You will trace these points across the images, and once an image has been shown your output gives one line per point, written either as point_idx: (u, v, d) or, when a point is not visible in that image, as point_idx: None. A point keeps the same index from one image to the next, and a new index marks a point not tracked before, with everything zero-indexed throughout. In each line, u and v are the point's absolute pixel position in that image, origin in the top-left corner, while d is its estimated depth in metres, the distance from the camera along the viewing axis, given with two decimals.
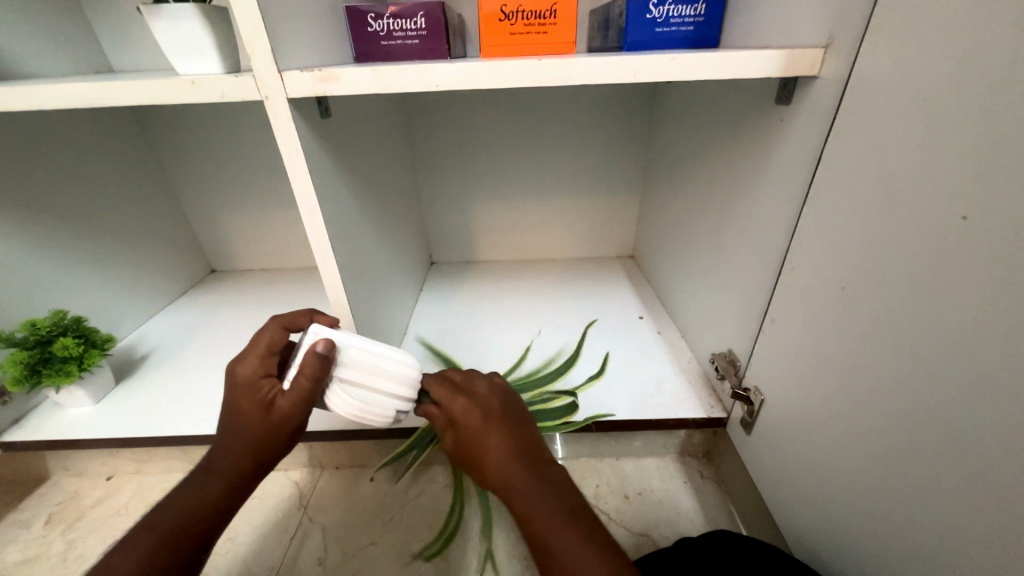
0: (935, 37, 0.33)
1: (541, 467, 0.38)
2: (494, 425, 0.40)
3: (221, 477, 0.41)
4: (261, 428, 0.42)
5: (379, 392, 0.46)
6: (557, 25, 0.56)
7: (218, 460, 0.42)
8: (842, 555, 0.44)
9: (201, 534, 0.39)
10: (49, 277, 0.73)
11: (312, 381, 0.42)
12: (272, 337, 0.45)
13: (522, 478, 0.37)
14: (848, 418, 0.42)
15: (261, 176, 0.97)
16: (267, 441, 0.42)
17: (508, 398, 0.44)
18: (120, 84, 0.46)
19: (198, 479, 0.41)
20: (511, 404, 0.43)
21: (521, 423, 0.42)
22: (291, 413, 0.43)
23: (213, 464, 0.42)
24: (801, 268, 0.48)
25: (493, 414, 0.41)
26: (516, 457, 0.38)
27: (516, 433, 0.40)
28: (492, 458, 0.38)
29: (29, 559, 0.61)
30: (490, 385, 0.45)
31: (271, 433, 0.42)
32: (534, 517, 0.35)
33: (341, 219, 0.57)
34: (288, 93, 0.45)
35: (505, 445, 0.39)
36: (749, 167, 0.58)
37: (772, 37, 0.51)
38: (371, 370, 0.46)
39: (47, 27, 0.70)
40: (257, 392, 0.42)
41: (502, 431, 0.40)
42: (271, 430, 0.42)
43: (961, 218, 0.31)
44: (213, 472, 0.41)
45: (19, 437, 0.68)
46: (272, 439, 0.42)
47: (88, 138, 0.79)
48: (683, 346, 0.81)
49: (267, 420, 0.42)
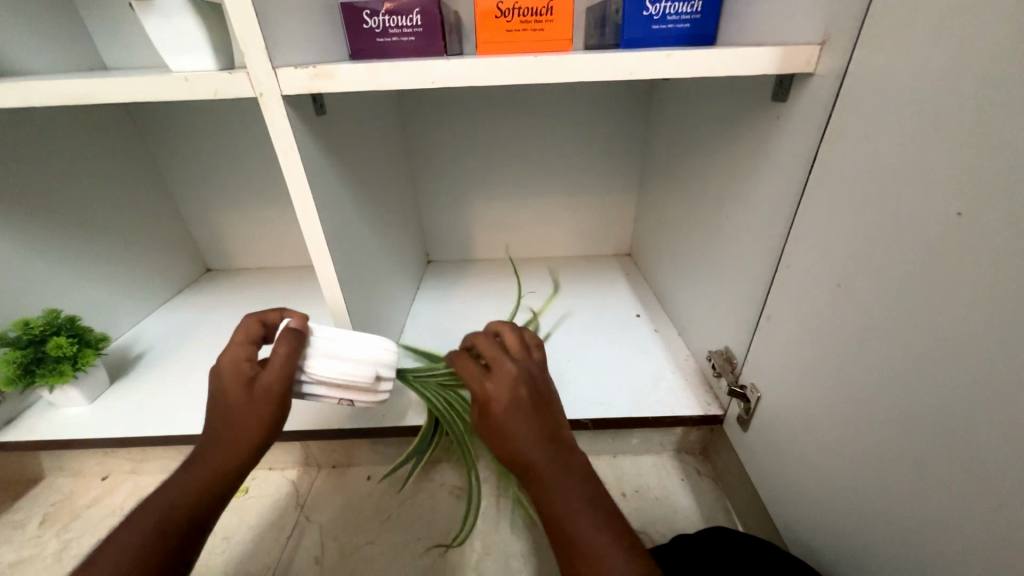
0: (930, 33, 0.33)
1: (570, 457, 0.38)
2: (522, 409, 0.39)
3: (209, 471, 0.41)
4: (248, 414, 0.42)
5: (355, 355, 0.51)
6: (553, 22, 0.56)
7: (206, 451, 0.42)
8: (838, 552, 0.44)
9: (191, 530, 0.38)
10: (42, 277, 0.73)
11: (291, 349, 0.45)
12: (249, 329, 0.47)
13: (549, 466, 0.36)
14: (844, 415, 0.42)
15: (256, 174, 0.97)
16: (256, 426, 0.42)
17: (539, 383, 0.42)
18: (113, 80, 0.45)
19: (185, 475, 0.40)
20: (541, 390, 0.42)
21: (547, 408, 0.40)
22: (279, 391, 0.44)
23: (201, 457, 0.41)
24: (798, 265, 0.48)
25: (524, 399, 0.39)
26: (544, 446, 0.37)
27: (543, 419, 0.39)
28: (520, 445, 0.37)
29: (24, 560, 0.60)
30: (522, 366, 0.43)
31: (261, 416, 0.42)
32: (560, 505, 0.35)
33: (337, 216, 0.57)
34: (282, 91, 0.45)
35: (535, 432, 0.38)
36: (745, 164, 0.59)
37: (768, 34, 0.51)
38: (346, 339, 0.51)
39: (39, 24, 0.69)
40: (238, 371, 0.43)
41: (530, 416, 0.39)
42: (260, 411, 0.42)
43: (956, 214, 0.31)
44: (201, 466, 0.41)
45: (13, 437, 0.67)
46: (261, 422, 0.42)
47: (82, 136, 0.78)
48: (680, 343, 0.81)
49: (255, 402, 0.42)
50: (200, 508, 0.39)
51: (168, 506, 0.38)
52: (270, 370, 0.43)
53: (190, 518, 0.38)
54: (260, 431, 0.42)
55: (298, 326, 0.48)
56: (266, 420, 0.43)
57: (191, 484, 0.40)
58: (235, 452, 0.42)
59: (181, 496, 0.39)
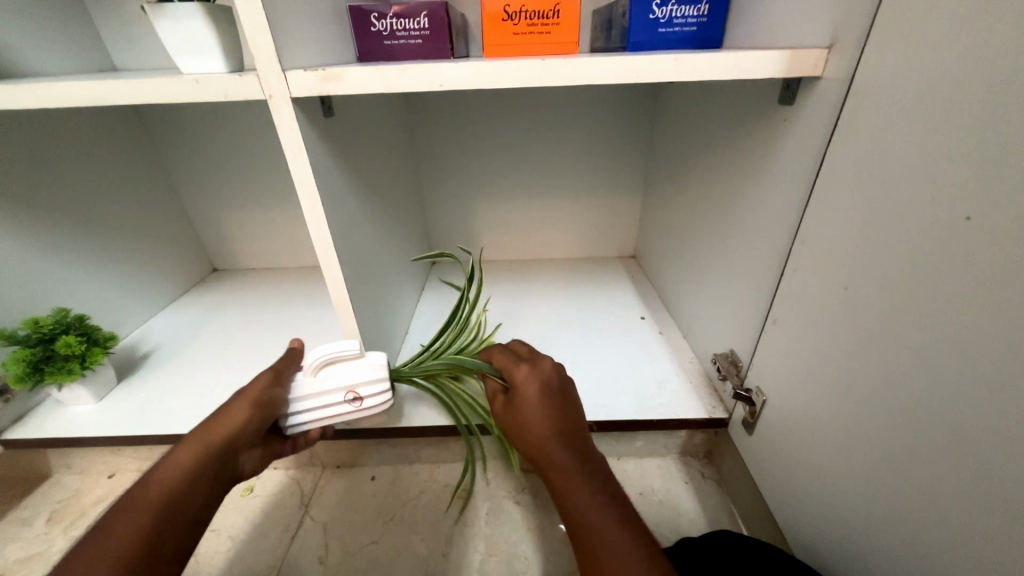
0: (938, 37, 0.33)
1: (583, 448, 0.42)
2: (536, 403, 0.44)
3: (192, 459, 0.43)
4: (238, 406, 0.48)
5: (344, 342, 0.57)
6: (559, 25, 0.56)
7: (189, 441, 0.45)
8: (843, 557, 0.44)
9: (177, 520, 0.40)
10: (51, 276, 0.74)
11: (285, 360, 0.55)
12: None
13: (562, 453, 0.40)
14: (850, 418, 0.42)
15: (263, 176, 0.98)
16: (245, 418, 0.48)
17: (565, 380, 0.48)
18: (124, 82, 0.46)
19: (169, 463, 0.42)
20: (565, 385, 0.48)
21: (568, 400, 0.46)
22: (267, 388, 0.51)
23: (184, 446, 0.44)
24: (804, 268, 0.48)
25: (549, 389, 0.46)
26: (559, 430, 0.43)
27: (566, 414, 0.44)
28: (538, 427, 0.43)
29: (30, 556, 0.61)
30: (553, 365, 0.49)
31: (248, 409, 0.48)
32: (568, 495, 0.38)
33: (344, 218, 0.57)
34: (291, 93, 0.45)
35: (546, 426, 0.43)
36: (752, 167, 0.59)
37: (775, 38, 0.51)
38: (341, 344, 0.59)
39: (52, 27, 0.70)
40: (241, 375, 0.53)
41: (550, 406, 0.44)
42: (249, 405, 0.49)
43: (964, 218, 0.31)
44: (185, 454, 0.43)
45: (21, 434, 0.68)
46: (249, 414, 0.48)
47: (92, 136, 0.79)
48: (684, 346, 0.81)
49: (245, 397, 0.49)
50: (186, 496, 0.41)
51: (152, 485, 0.40)
52: (264, 375, 0.52)
53: (175, 506, 0.40)
54: (247, 423, 0.48)
55: (299, 342, 0.58)
56: (255, 413, 0.49)
57: (175, 468, 0.42)
58: (218, 441, 0.45)
59: (166, 483, 0.41)
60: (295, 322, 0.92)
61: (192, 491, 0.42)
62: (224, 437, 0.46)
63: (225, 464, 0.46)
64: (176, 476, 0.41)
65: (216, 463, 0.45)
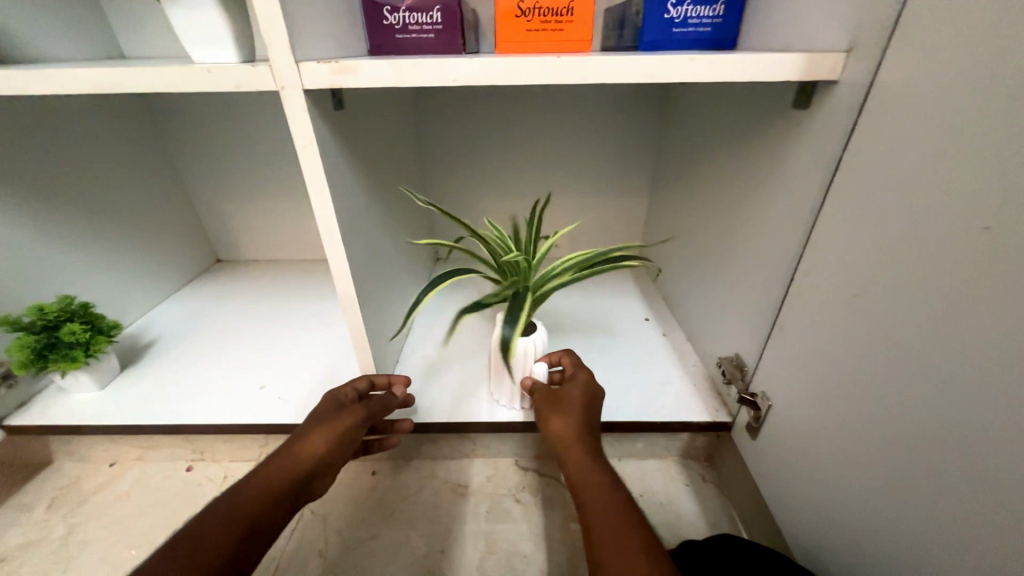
0: (960, 44, 0.32)
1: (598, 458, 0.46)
2: (577, 411, 0.50)
3: (275, 478, 0.44)
4: (316, 439, 0.48)
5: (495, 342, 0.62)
6: (573, 21, 0.56)
7: (276, 458, 0.47)
8: (842, 564, 0.44)
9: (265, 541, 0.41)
10: (53, 263, 0.73)
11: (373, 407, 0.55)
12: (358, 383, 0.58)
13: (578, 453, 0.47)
14: (856, 425, 0.42)
15: (270, 167, 0.98)
16: (321, 449, 0.48)
17: (592, 402, 0.53)
18: (135, 69, 0.46)
19: (258, 482, 0.44)
20: (591, 408, 0.52)
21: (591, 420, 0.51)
22: (348, 427, 0.51)
23: (271, 464, 0.46)
24: (817, 273, 0.48)
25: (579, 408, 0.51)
26: (578, 436, 0.48)
27: (576, 424, 0.49)
28: (562, 427, 0.49)
29: (31, 542, 0.61)
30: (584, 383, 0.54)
31: (334, 436, 0.50)
32: (589, 508, 0.41)
33: (351, 210, 0.57)
34: (304, 85, 0.45)
35: (574, 433, 0.48)
36: (765, 170, 0.58)
37: (793, 40, 0.50)
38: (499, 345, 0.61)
39: (62, 12, 0.70)
40: (337, 401, 0.53)
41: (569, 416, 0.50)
42: (328, 438, 0.49)
43: (983, 228, 0.31)
44: (273, 473, 0.45)
45: (22, 420, 0.68)
46: (325, 445, 0.48)
47: (98, 123, 0.79)
48: (689, 349, 0.80)
49: (330, 427, 0.50)
50: (270, 513, 0.42)
51: (249, 499, 0.41)
52: (353, 409, 0.53)
53: (259, 520, 0.41)
54: (322, 453, 0.48)
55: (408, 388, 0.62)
56: (332, 447, 0.49)
57: (262, 482, 0.44)
58: (298, 466, 0.46)
59: (253, 501, 0.41)
60: (299, 315, 0.91)
61: (274, 510, 0.42)
62: (307, 460, 0.47)
63: (304, 490, 0.46)
64: (262, 493, 0.43)
65: (297, 482, 0.46)
